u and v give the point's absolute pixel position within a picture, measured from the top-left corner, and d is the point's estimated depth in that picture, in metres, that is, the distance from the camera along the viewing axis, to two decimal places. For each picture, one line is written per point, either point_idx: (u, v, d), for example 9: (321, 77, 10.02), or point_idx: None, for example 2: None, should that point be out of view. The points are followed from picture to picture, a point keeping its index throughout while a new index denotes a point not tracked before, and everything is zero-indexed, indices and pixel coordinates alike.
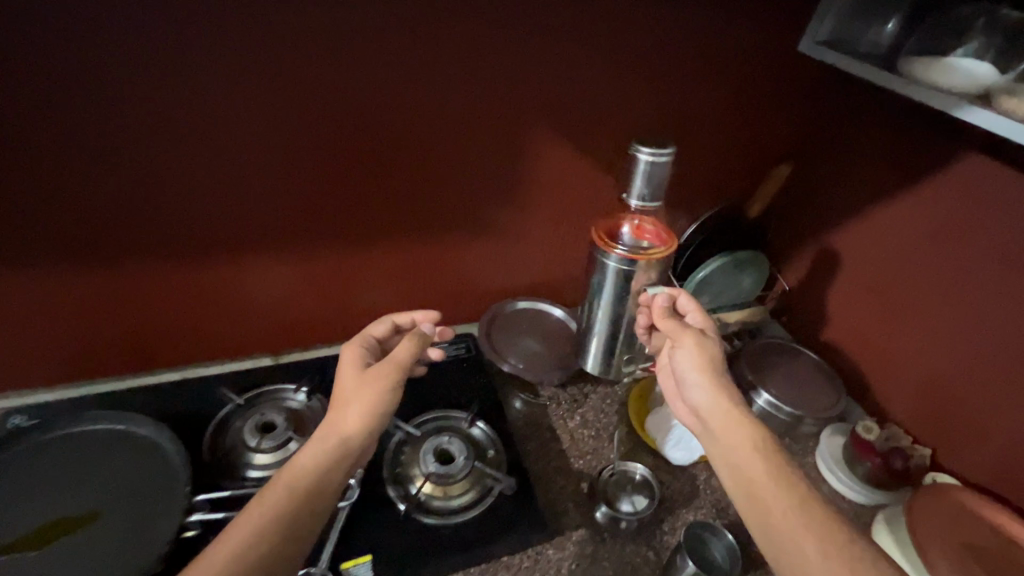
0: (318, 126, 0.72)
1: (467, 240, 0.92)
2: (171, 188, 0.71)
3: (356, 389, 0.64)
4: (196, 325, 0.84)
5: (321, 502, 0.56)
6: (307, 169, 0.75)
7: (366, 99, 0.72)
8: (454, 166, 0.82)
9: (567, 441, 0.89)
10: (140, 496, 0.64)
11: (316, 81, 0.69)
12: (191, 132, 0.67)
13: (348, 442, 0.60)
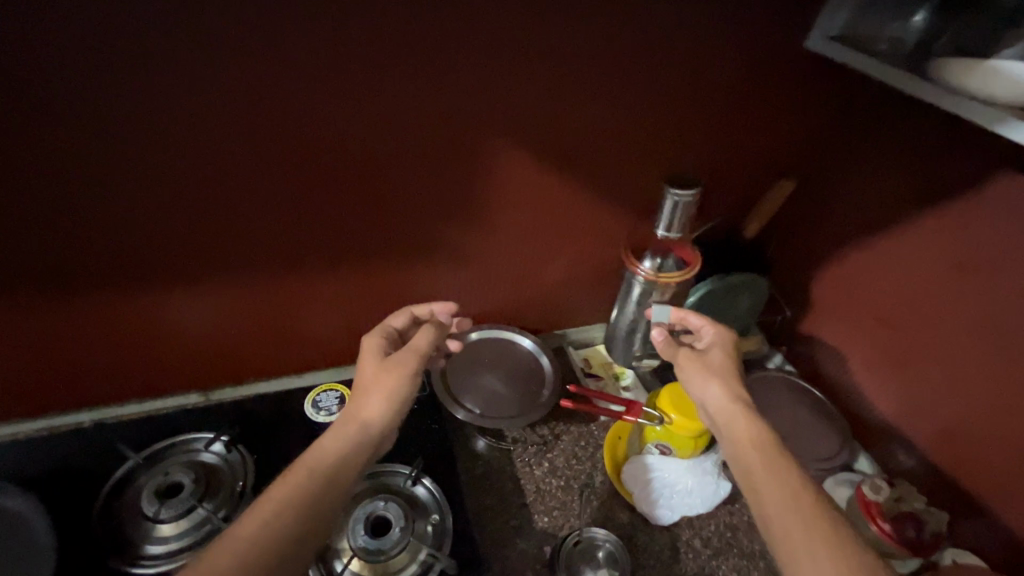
0: (211, 146, 0.59)
1: (417, 266, 0.80)
2: (39, 217, 0.58)
3: (379, 374, 0.65)
4: (100, 364, 0.73)
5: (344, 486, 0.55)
6: (207, 196, 0.63)
7: (267, 113, 0.59)
8: (392, 186, 0.69)
9: (532, 495, 0.78)
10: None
11: (198, 93, 0.55)
12: (54, 150, 0.55)
13: (373, 427, 0.61)
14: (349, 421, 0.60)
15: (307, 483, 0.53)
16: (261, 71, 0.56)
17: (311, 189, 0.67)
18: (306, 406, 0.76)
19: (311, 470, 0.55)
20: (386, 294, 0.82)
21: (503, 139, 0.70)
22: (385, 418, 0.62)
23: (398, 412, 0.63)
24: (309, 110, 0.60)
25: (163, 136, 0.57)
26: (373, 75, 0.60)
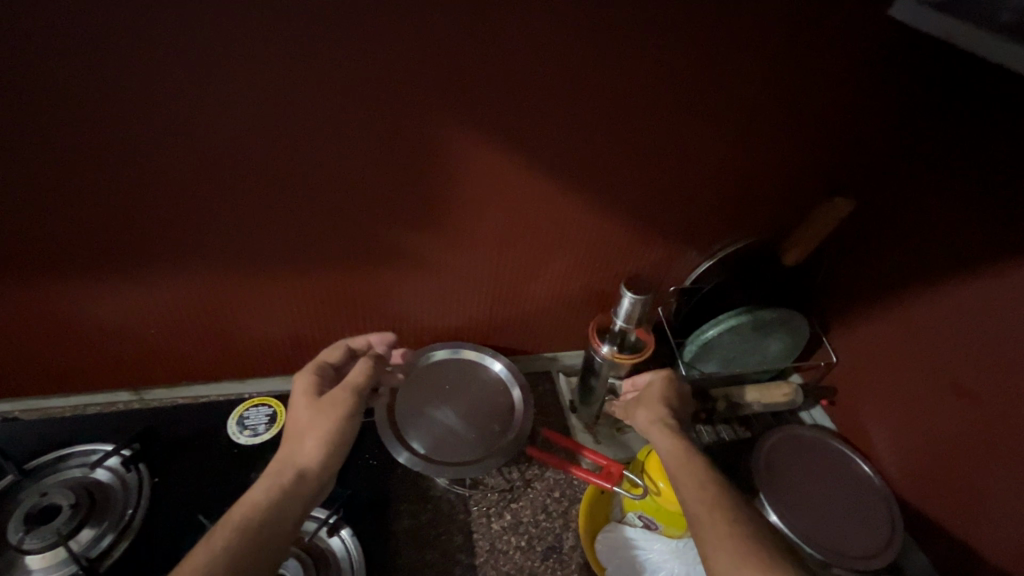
0: (45, 128, 0.46)
1: (358, 276, 0.66)
2: None
3: (311, 418, 0.53)
4: (11, 362, 0.66)
5: (280, 535, 0.45)
6: (61, 189, 0.51)
7: (108, 90, 0.44)
8: (309, 182, 0.55)
9: (484, 554, 0.65)
10: None
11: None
12: None
13: (312, 469, 0.50)
14: (278, 473, 0.49)
15: (228, 543, 0.42)
16: (83, 31, 0.41)
17: (200, 185, 0.53)
18: (231, 422, 0.67)
19: (232, 528, 0.43)
20: (326, 305, 0.69)
21: (449, 133, 0.53)
22: (325, 462, 0.51)
23: (339, 451, 0.52)
24: (169, 85, 0.45)
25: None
26: (245, 41, 0.44)
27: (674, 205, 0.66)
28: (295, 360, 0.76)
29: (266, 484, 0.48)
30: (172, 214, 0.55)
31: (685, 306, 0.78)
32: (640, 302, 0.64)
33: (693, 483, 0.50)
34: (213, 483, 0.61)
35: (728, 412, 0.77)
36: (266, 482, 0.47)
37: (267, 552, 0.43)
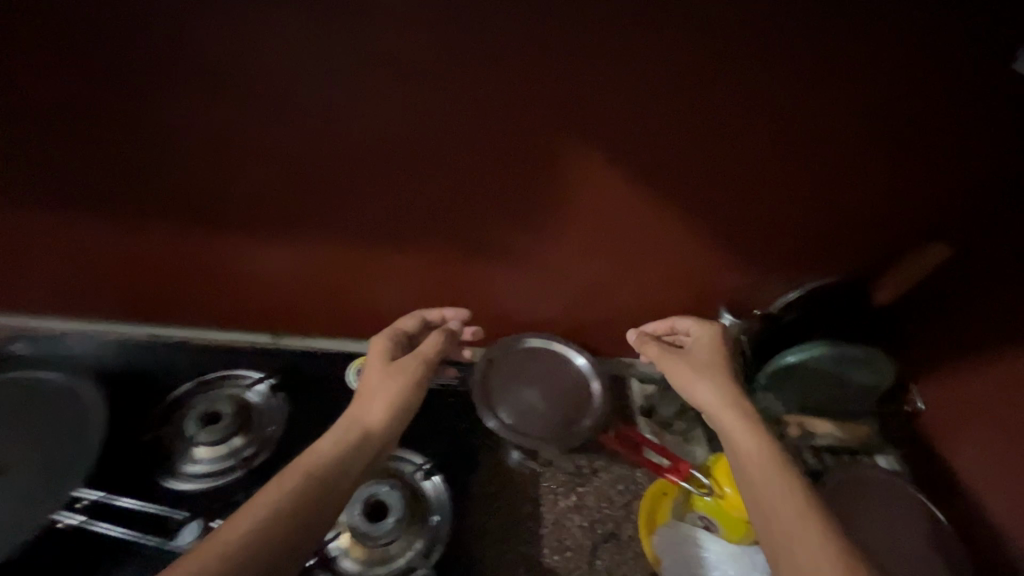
0: (268, 103, 0.60)
1: (471, 261, 0.76)
2: (152, 161, 0.66)
3: (383, 379, 0.63)
4: (194, 295, 0.82)
5: (345, 481, 0.53)
6: (265, 155, 0.65)
7: (329, 87, 0.58)
8: (449, 172, 0.65)
9: (550, 526, 0.71)
10: (49, 457, 0.64)
11: (251, 52, 0.56)
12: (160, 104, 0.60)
13: (381, 424, 0.59)
14: (351, 422, 0.58)
15: (298, 485, 0.50)
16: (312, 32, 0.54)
17: (365, 164, 0.65)
18: (349, 372, 0.78)
19: (302, 473, 0.52)
20: (439, 283, 0.79)
21: (575, 142, 0.61)
22: (387, 421, 0.59)
23: (404, 412, 0.61)
24: (363, 79, 0.57)
25: (228, 94, 0.59)
26: (428, 49, 0.55)
27: (771, 234, 0.71)
28: None
29: (335, 432, 0.57)
30: (338, 186, 0.67)
31: (765, 332, 0.79)
32: (739, 326, 0.77)
33: (755, 459, 0.53)
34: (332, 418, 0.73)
35: (802, 442, 0.77)
36: (335, 432, 0.57)
37: (331, 496, 0.51)
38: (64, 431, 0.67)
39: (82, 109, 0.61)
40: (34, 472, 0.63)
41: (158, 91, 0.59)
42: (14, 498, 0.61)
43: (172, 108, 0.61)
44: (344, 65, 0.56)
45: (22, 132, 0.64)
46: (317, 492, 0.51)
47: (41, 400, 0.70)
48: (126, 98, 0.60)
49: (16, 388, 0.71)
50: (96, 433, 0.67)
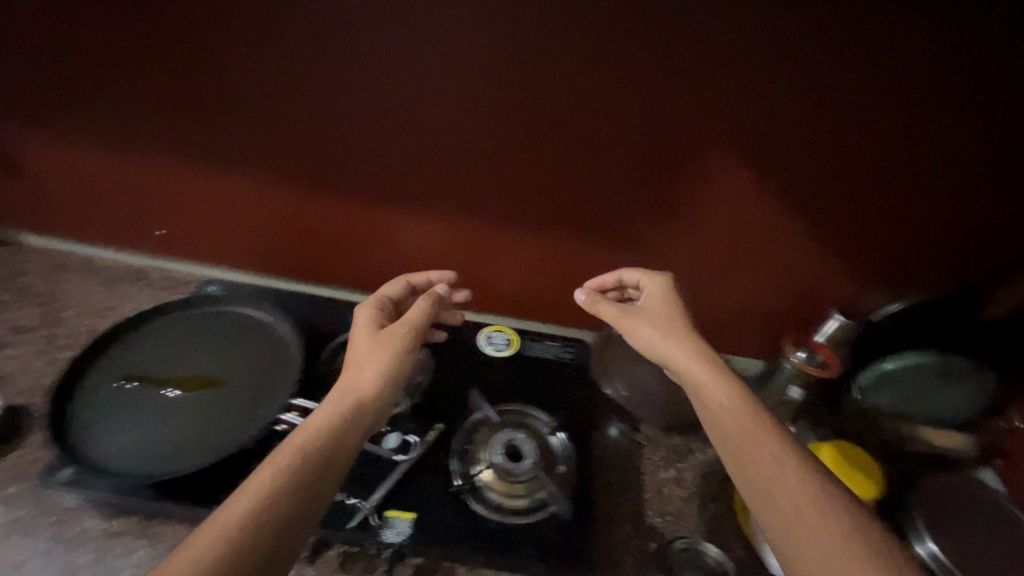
0: (450, 79, 0.72)
1: (593, 241, 0.84)
2: (348, 134, 0.79)
3: (371, 349, 0.60)
4: (341, 257, 0.94)
5: (343, 452, 0.51)
6: (437, 126, 0.76)
7: (515, 83, 0.70)
8: (591, 152, 0.75)
9: (651, 492, 0.78)
10: (264, 376, 0.72)
11: (461, 51, 0.69)
12: (371, 88, 0.74)
13: (375, 391, 0.56)
14: (346, 387, 0.56)
15: (290, 472, 0.47)
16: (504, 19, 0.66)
17: (520, 140, 0.75)
18: (480, 336, 0.89)
19: (299, 448, 0.49)
20: (560, 261, 0.87)
21: (712, 143, 0.71)
22: (378, 393, 0.56)
23: (400, 376, 0.59)
24: (536, 62, 0.69)
25: (431, 83, 0.73)
26: (605, 56, 0.67)
27: (879, 245, 0.77)
28: (519, 305, 0.95)
29: (325, 408, 0.54)
30: (492, 158, 0.78)
31: (868, 339, 0.82)
32: (847, 327, 0.78)
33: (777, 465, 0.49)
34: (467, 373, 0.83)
35: (893, 443, 0.82)
36: (325, 408, 0.54)
37: (329, 466, 0.49)
38: (266, 355, 0.75)
39: (299, 75, 0.75)
40: (250, 388, 0.71)
41: (364, 62, 0.72)
42: (239, 407, 0.69)
43: (372, 79, 0.74)
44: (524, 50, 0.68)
45: (243, 92, 0.78)
46: (312, 472, 0.48)
47: (243, 328, 0.78)
48: (338, 68, 0.73)
49: (222, 318, 0.80)
50: (294, 356, 0.75)
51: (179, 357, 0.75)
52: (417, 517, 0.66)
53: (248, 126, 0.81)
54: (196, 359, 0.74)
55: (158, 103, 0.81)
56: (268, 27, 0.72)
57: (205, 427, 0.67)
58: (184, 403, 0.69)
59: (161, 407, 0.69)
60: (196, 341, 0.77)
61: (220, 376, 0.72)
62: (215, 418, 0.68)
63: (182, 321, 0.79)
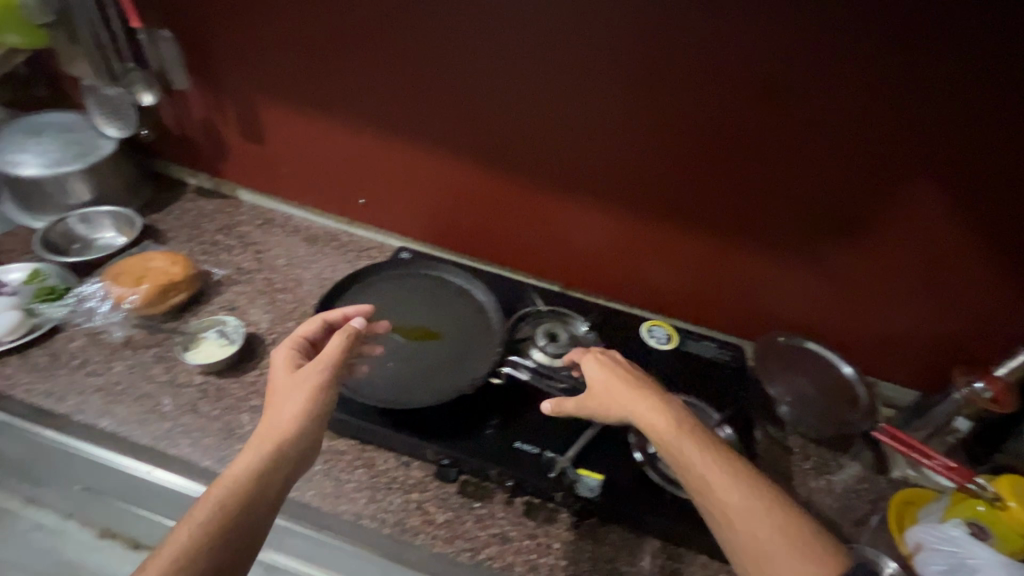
0: (669, 82, 0.76)
1: (772, 252, 0.86)
2: (551, 128, 0.85)
3: (287, 394, 0.61)
4: (513, 239, 1.01)
5: (265, 496, 0.53)
6: (643, 126, 0.81)
7: (732, 93, 0.74)
8: (792, 166, 0.77)
9: (804, 496, 0.82)
10: (472, 337, 0.85)
11: (687, 59, 0.73)
12: (589, 87, 0.80)
13: (291, 436, 0.57)
14: (268, 432, 0.57)
15: (211, 521, 0.50)
16: (741, 29, 0.69)
17: (723, 147, 0.79)
18: (641, 330, 0.96)
19: (215, 499, 0.51)
20: (733, 269, 0.90)
21: (925, 169, 0.71)
22: (298, 433, 0.58)
23: (318, 416, 0.60)
24: (756, 72, 0.72)
25: (648, 87, 0.77)
26: (835, 75, 0.69)
27: None
28: (679, 306, 0.99)
29: (244, 456, 0.56)
30: (689, 162, 0.82)
31: None
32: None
33: (757, 529, 0.52)
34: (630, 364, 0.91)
35: None
36: (245, 453, 0.56)
37: (253, 510, 0.52)
38: (472, 321, 0.87)
39: (523, 67, 0.81)
40: (462, 345, 0.84)
41: (588, 63, 0.78)
42: (453, 359, 0.82)
43: (591, 75, 0.79)
44: (751, 58, 0.71)
45: (465, 78, 0.84)
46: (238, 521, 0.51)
47: (450, 294, 0.91)
48: (563, 63, 0.79)
49: (432, 282, 0.93)
50: (496, 327, 0.86)
51: (402, 310, 0.88)
52: (605, 479, 0.73)
53: (459, 113, 0.88)
54: (416, 313, 0.88)
55: (383, 83, 0.89)
56: (505, 27, 0.78)
57: (428, 372, 0.80)
58: (410, 347, 0.82)
59: (392, 347, 0.82)
60: (414, 298, 0.90)
61: (437, 331, 0.85)
62: (435, 367, 0.81)
63: (399, 279, 0.93)
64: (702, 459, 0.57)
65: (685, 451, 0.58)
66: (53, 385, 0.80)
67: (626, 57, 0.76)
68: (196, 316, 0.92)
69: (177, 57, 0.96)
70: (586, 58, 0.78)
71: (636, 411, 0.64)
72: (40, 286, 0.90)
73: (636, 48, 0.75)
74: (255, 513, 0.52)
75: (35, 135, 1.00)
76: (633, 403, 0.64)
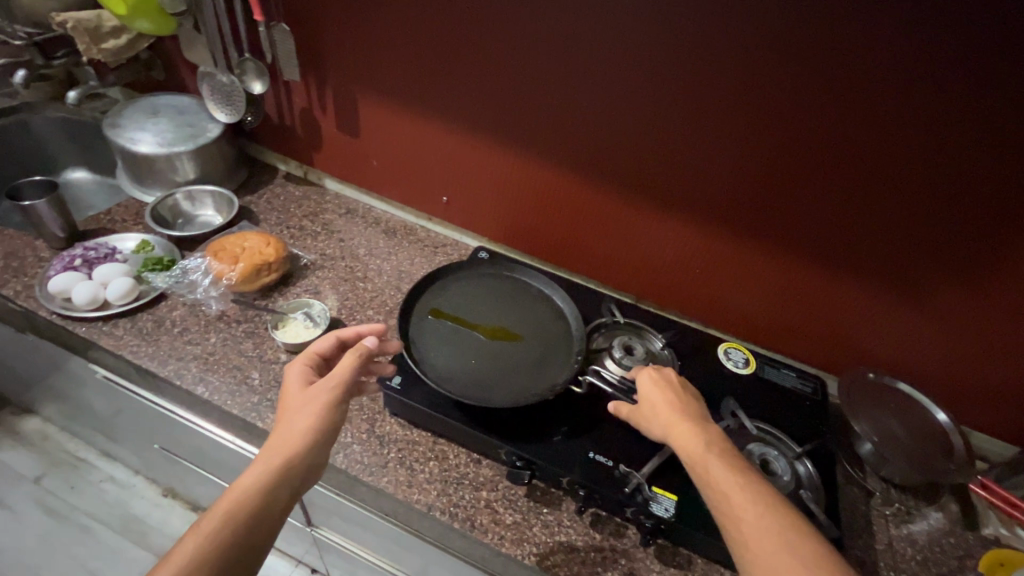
0: (774, 102, 0.73)
1: (868, 287, 0.82)
2: (641, 141, 0.85)
3: (298, 409, 0.59)
4: (592, 249, 1.02)
5: (273, 510, 0.53)
6: (743, 148, 0.78)
7: (839, 119, 0.71)
8: (903, 200, 0.73)
9: (884, 545, 0.76)
10: (551, 344, 0.86)
11: (792, 81, 0.70)
12: (684, 103, 0.78)
13: (301, 451, 0.56)
14: (277, 445, 0.56)
15: (217, 537, 0.49)
16: (864, 55, 0.65)
17: (827, 174, 0.75)
18: (717, 352, 0.94)
19: (223, 512, 0.51)
20: (823, 299, 0.87)
21: None
22: (308, 450, 0.56)
23: (328, 432, 0.59)
24: (867, 98, 0.68)
25: (747, 107, 0.75)
26: (959, 106, 0.64)
27: None
28: (759, 330, 0.97)
29: (252, 469, 0.54)
30: (789, 187, 0.79)
31: None
32: None
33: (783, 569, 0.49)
34: (704, 385, 0.89)
35: None
36: (253, 468, 0.54)
37: (261, 524, 0.52)
38: (551, 326, 0.88)
39: (625, 78, 0.80)
40: (541, 351, 0.84)
41: (686, 79, 0.76)
42: (533, 363, 0.83)
43: (686, 91, 0.77)
44: (871, 86, 0.67)
45: (565, 85, 0.85)
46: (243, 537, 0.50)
47: (530, 298, 0.93)
48: (667, 77, 0.77)
49: (511, 285, 0.94)
50: (576, 335, 0.87)
51: (483, 308, 0.90)
52: (680, 500, 0.72)
53: (551, 120, 0.89)
54: (497, 314, 0.89)
55: (479, 86, 0.91)
56: (605, 38, 0.78)
57: (508, 373, 0.81)
58: (491, 347, 0.84)
59: (473, 345, 0.84)
60: (495, 298, 0.91)
61: (517, 334, 0.86)
62: (515, 368, 0.81)
63: (480, 278, 0.94)
64: (730, 491, 0.56)
65: (720, 479, 0.57)
66: (156, 349, 0.86)
67: (734, 75, 0.73)
68: (285, 297, 0.97)
69: (289, 49, 1.01)
70: (691, 75, 0.76)
71: (677, 430, 0.64)
72: (148, 256, 0.96)
73: (746, 67, 0.72)
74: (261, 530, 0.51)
75: (153, 115, 1.08)
76: (673, 423, 0.65)
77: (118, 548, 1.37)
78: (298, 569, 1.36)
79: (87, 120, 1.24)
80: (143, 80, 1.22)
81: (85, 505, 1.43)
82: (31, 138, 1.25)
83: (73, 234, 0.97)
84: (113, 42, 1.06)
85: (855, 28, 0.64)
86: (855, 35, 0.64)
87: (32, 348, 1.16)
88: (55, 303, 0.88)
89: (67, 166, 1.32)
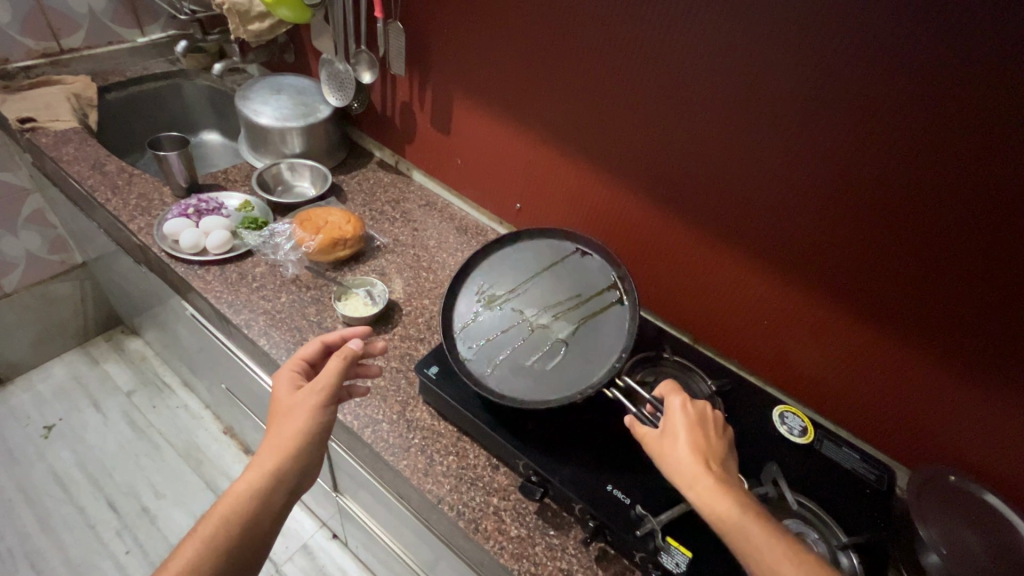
0: (851, 149, 0.67)
1: (953, 370, 0.72)
2: (709, 173, 0.82)
3: (285, 415, 0.63)
4: (651, 274, 0.99)
5: (270, 509, 0.59)
6: (824, 200, 0.73)
7: (925, 178, 0.64)
8: (1012, 286, 0.63)
9: None
10: (600, 335, 0.82)
11: (875, 131, 0.65)
12: (758, 140, 0.75)
13: (289, 458, 0.60)
14: (267, 452, 0.60)
15: (217, 534, 0.55)
16: (966, 109, 0.58)
17: (923, 242, 0.67)
18: (772, 413, 0.87)
19: (219, 518, 0.56)
20: (902, 378, 0.78)
21: None
22: (302, 457, 0.61)
23: (314, 437, 0.62)
24: (958, 157, 0.61)
25: (823, 152, 0.70)
26: None
27: None
28: (823, 397, 0.88)
29: (248, 472, 0.59)
30: (867, 248, 0.72)
31: None
32: None
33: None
34: (748, 445, 0.82)
35: None
36: (249, 471, 0.59)
37: (261, 523, 0.57)
38: (602, 308, 0.85)
39: (703, 110, 0.78)
40: (589, 343, 0.82)
41: (764, 115, 0.72)
42: (580, 359, 0.80)
43: (759, 127, 0.74)
44: (964, 146, 0.60)
45: (644, 107, 0.84)
46: (245, 529, 0.56)
47: (581, 274, 0.90)
48: (746, 112, 0.74)
49: (562, 257, 0.93)
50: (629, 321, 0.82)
51: (537, 292, 0.89)
52: (694, 558, 0.67)
53: (628, 141, 0.88)
54: (549, 296, 0.88)
55: (565, 99, 0.93)
56: (689, 65, 0.76)
57: (555, 367, 0.80)
58: (531, 337, 0.84)
59: (517, 327, 0.85)
60: (549, 277, 0.91)
61: (566, 322, 0.85)
62: (563, 363, 0.80)
63: (534, 251, 0.94)
64: (780, 564, 0.52)
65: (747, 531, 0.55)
66: (234, 299, 0.95)
67: (827, 122, 0.68)
68: (353, 273, 1.04)
69: (399, 46, 1.09)
70: (767, 112, 0.72)
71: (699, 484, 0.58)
72: (246, 215, 1.08)
73: (842, 116, 0.66)
74: (260, 524, 0.57)
75: (277, 92, 1.20)
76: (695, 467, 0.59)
77: (178, 468, 1.52)
78: (321, 530, 1.44)
79: (226, 89, 1.41)
80: (277, 61, 1.37)
81: (161, 424, 1.61)
82: (180, 98, 1.45)
83: (192, 186, 1.11)
84: (258, 25, 1.19)
85: (963, 83, 0.57)
86: (975, 96, 0.57)
87: (144, 280, 1.32)
88: (165, 243, 1.00)
89: (203, 128, 1.51)
